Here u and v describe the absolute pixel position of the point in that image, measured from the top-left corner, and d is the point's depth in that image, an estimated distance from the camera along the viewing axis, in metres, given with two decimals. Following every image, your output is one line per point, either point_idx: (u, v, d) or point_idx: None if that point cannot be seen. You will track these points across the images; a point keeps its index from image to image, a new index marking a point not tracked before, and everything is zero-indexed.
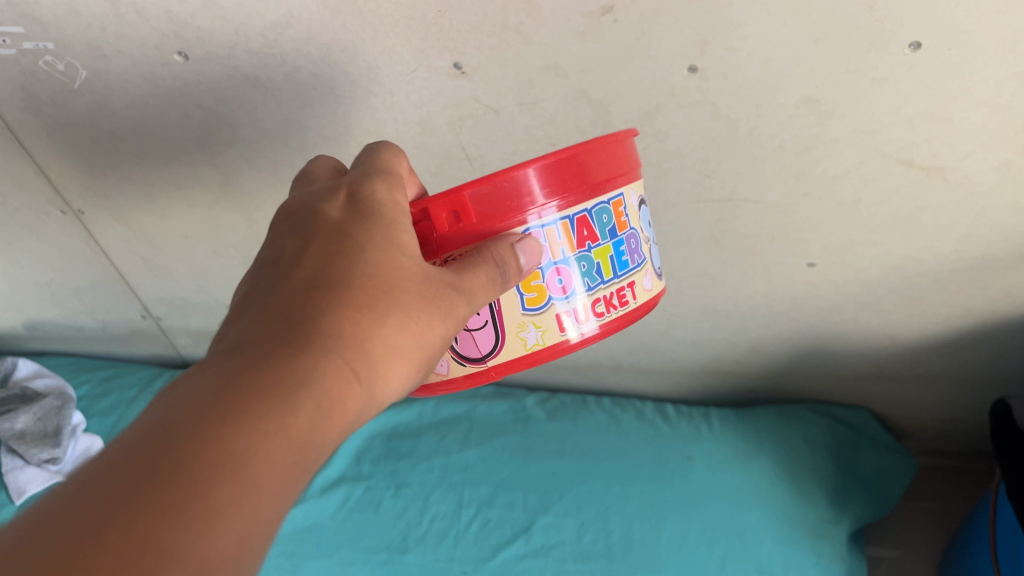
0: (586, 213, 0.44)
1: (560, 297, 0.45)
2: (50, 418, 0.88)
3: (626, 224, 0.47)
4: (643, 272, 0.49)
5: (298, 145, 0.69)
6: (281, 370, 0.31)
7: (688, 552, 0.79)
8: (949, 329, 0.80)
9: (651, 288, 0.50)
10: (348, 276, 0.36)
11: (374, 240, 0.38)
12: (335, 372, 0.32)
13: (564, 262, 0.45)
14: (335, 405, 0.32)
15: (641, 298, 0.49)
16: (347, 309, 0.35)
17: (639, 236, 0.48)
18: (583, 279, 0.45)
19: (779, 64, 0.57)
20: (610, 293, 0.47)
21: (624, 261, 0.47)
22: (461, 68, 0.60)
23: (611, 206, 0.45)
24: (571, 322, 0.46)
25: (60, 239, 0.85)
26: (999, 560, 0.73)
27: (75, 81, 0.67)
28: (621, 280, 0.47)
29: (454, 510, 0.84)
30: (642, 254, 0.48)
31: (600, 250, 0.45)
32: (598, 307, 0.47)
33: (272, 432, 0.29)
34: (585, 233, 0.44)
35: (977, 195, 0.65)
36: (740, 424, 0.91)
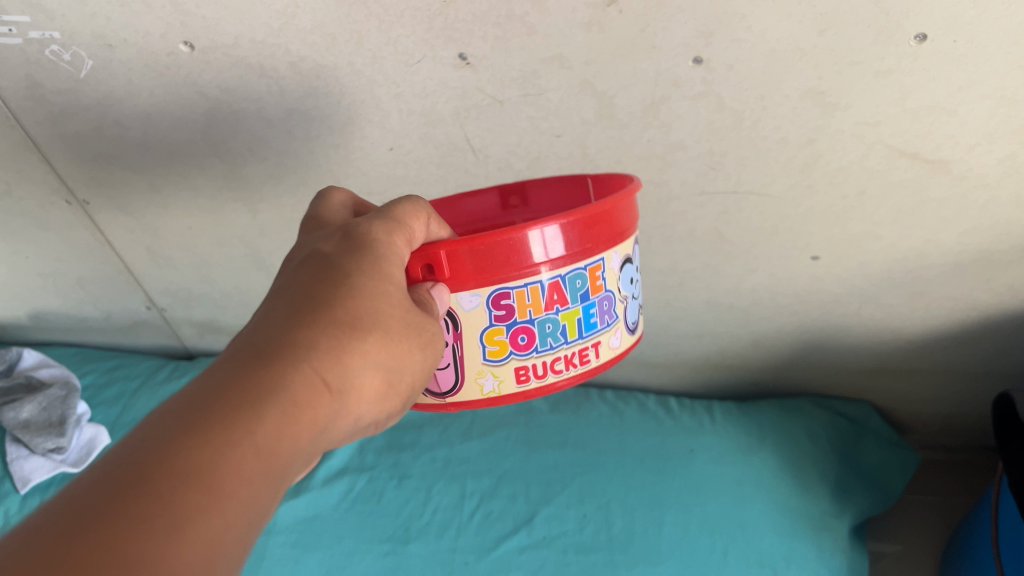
0: (560, 279, 0.45)
1: (519, 352, 0.47)
2: (55, 408, 0.89)
3: (601, 287, 0.48)
4: (611, 331, 0.50)
5: (303, 135, 0.69)
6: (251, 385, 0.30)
7: (689, 543, 0.79)
8: (952, 323, 0.80)
9: (620, 345, 0.51)
10: (324, 295, 0.35)
11: (365, 268, 0.38)
12: (313, 385, 0.32)
13: (529, 321, 0.46)
14: (307, 415, 0.31)
15: (605, 355, 0.50)
16: (322, 324, 0.34)
17: (614, 299, 0.49)
18: (545, 339, 0.47)
19: (784, 55, 0.57)
20: (572, 352, 0.48)
21: (591, 324, 0.48)
22: (466, 58, 0.60)
23: (589, 272, 0.46)
24: (527, 376, 0.48)
25: (64, 229, 0.85)
26: (1002, 554, 0.73)
27: (81, 70, 0.67)
28: (585, 340, 0.49)
29: (456, 501, 0.84)
30: (614, 315, 0.50)
31: (566, 313, 0.47)
32: (558, 364, 0.49)
33: (238, 440, 0.28)
34: (555, 296, 0.46)
35: (981, 188, 0.65)
36: (741, 418, 0.91)
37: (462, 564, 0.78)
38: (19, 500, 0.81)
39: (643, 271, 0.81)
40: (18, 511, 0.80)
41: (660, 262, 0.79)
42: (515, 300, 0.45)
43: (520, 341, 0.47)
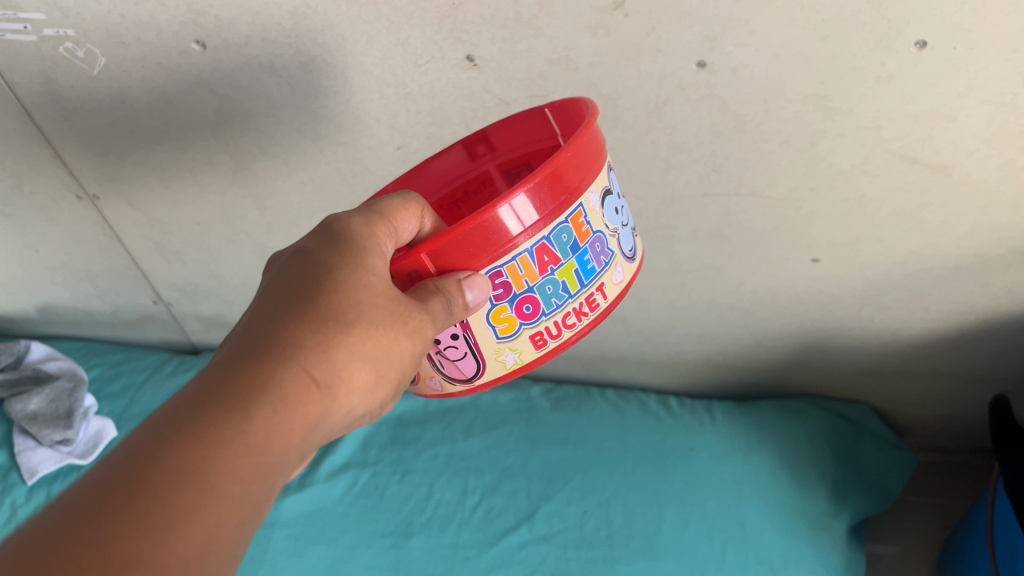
0: (545, 241, 0.43)
1: (528, 321, 0.45)
2: (63, 401, 0.89)
3: (589, 231, 0.45)
4: (611, 269, 0.47)
5: (312, 134, 0.70)
6: (242, 391, 0.34)
7: (689, 540, 0.80)
8: (951, 325, 0.81)
9: (623, 277, 0.48)
10: (316, 292, 0.38)
11: (350, 256, 0.40)
12: (302, 382, 0.35)
13: (530, 290, 0.44)
14: (296, 413, 0.35)
15: (613, 294, 0.48)
16: (311, 325, 0.37)
17: (607, 236, 0.46)
18: (550, 301, 0.45)
19: (786, 60, 0.58)
20: (579, 303, 0.46)
21: (589, 269, 0.45)
22: (474, 59, 0.61)
23: (571, 221, 0.43)
24: (543, 340, 0.47)
25: (74, 223, 0.86)
26: (997, 556, 0.74)
27: (94, 68, 0.68)
28: (589, 288, 0.46)
29: (459, 497, 0.85)
30: (609, 252, 0.47)
31: (561, 270, 0.44)
32: (570, 318, 0.46)
33: (227, 444, 0.32)
34: (547, 258, 0.43)
35: (981, 192, 0.66)
36: (741, 417, 0.92)
37: (464, 559, 0.79)
38: (25, 491, 0.83)
39: (646, 271, 0.81)
40: (24, 502, 0.82)
41: (663, 262, 0.80)
42: (511, 278, 0.43)
43: (526, 311, 0.45)
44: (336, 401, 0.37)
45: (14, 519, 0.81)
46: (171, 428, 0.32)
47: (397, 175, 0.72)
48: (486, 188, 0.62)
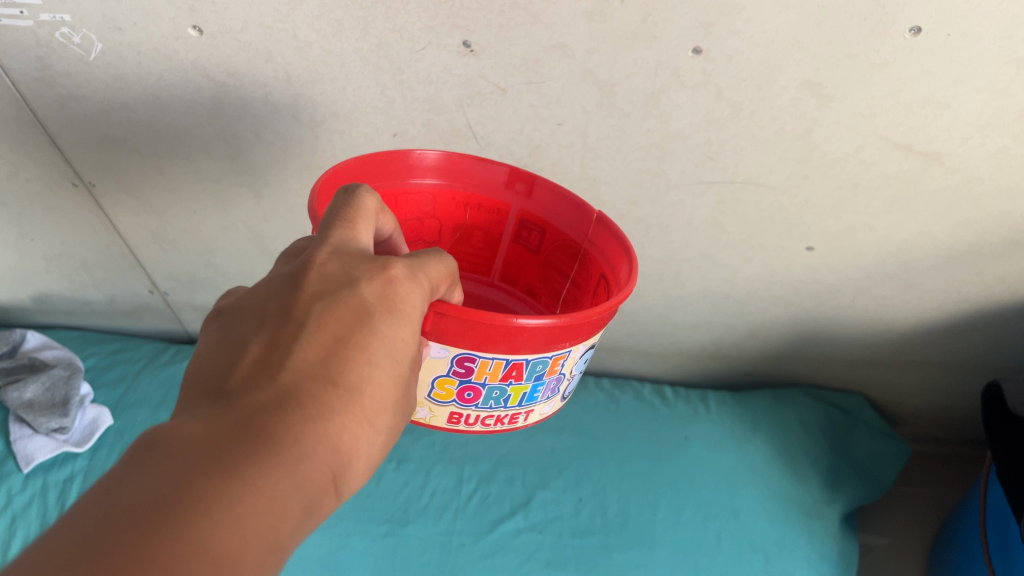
0: (523, 363, 0.45)
1: (460, 402, 0.48)
2: (58, 389, 0.90)
3: (557, 371, 0.48)
4: (542, 405, 0.51)
5: (309, 121, 0.70)
6: (287, 473, 0.29)
7: (684, 527, 0.80)
8: (944, 314, 0.82)
9: (548, 411, 0.53)
10: (365, 364, 0.34)
11: (398, 331, 0.36)
12: (331, 475, 0.31)
13: (478, 384, 0.46)
14: (314, 513, 0.30)
15: (530, 420, 0.52)
16: (354, 414, 0.32)
17: (563, 379, 0.50)
18: (487, 400, 0.48)
19: (781, 47, 0.58)
20: (506, 413, 0.50)
21: (533, 396, 0.49)
22: (470, 46, 0.61)
23: (551, 360, 0.46)
24: (457, 421, 0.50)
25: (70, 211, 0.86)
26: (990, 542, 0.75)
27: (90, 53, 0.68)
28: (521, 407, 0.50)
29: (455, 485, 0.85)
30: (554, 391, 0.50)
31: (515, 385, 0.47)
32: (488, 419, 0.50)
33: (260, 539, 0.27)
34: (513, 373, 0.46)
35: (974, 180, 0.67)
36: (736, 406, 0.93)
37: (460, 546, 0.79)
38: (22, 479, 0.83)
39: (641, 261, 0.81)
40: (19, 490, 0.82)
41: (658, 252, 0.79)
42: (475, 369, 0.45)
43: (465, 395, 0.47)
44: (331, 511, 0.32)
45: (11, 507, 0.81)
46: (208, 500, 0.26)
47: None
48: (496, 214, 0.61)
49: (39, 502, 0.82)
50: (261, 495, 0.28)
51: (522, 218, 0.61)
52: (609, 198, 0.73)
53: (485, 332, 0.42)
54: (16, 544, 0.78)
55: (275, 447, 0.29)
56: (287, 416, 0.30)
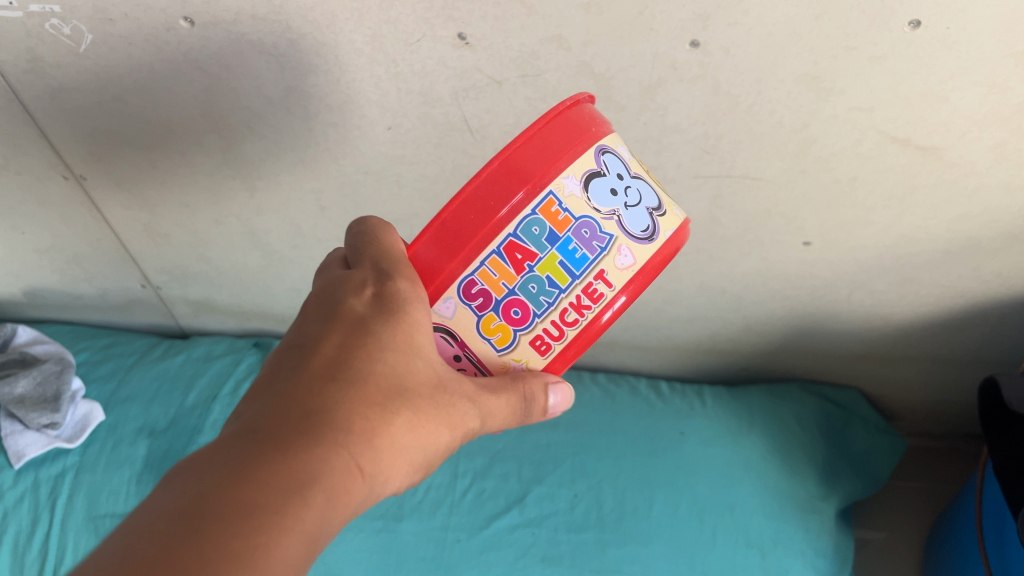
0: (508, 239, 0.40)
1: (521, 327, 0.41)
2: (50, 384, 0.89)
3: (567, 219, 0.40)
4: (613, 250, 0.41)
5: (302, 113, 0.69)
6: (304, 467, 0.32)
7: (680, 522, 0.80)
8: (941, 309, 0.81)
9: (634, 260, 0.42)
10: (366, 372, 0.38)
11: (400, 336, 0.39)
12: (351, 465, 0.34)
13: (513, 293, 0.41)
14: (343, 499, 0.33)
15: (619, 281, 0.42)
16: (360, 403, 0.36)
17: (600, 217, 0.41)
18: (538, 301, 0.41)
19: (779, 40, 0.58)
20: (576, 298, 0.41)
21: (580, 256, 0.41)
22: (465, 38, 0.61)
23: (538, 212, 0.40)
24: (546, 345, 0.42)
25: (61, 204, 0.85)
26: (985, 537, 0.75)
27: (80, 44, 0.67)
28: (583, 278, 0.41)
29: (449, 480, 0.85)
30: (605, 235, 0.41)
31: (539, 264, 0.40)
32: (570, 315, 0.42)
33: (288, 523, 0.30)
34: (516, 255, 0.40)
35: (972, 175, 0.66)
36: (732, 401, 0.92)
37: (454, 542, 0.79)
38: (12, 475, 0.84)
39: None
40: (11, 486, 0.84)
41: None
42: (485, 284, 0.40)
43: (514, 316, 0.41)
44: (369, 491, 0.36)
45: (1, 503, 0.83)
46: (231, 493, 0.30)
47: (388, 155, 0.72)
48: None
49: (30, 498, 0.83)
50: (281, 488, 0.31)
51: None
52: None
53: (445, 234, 0.40)
54: (6, 539, 0.80)
55: (289, 435, 0.33)
56: (297, 417, 0.34)
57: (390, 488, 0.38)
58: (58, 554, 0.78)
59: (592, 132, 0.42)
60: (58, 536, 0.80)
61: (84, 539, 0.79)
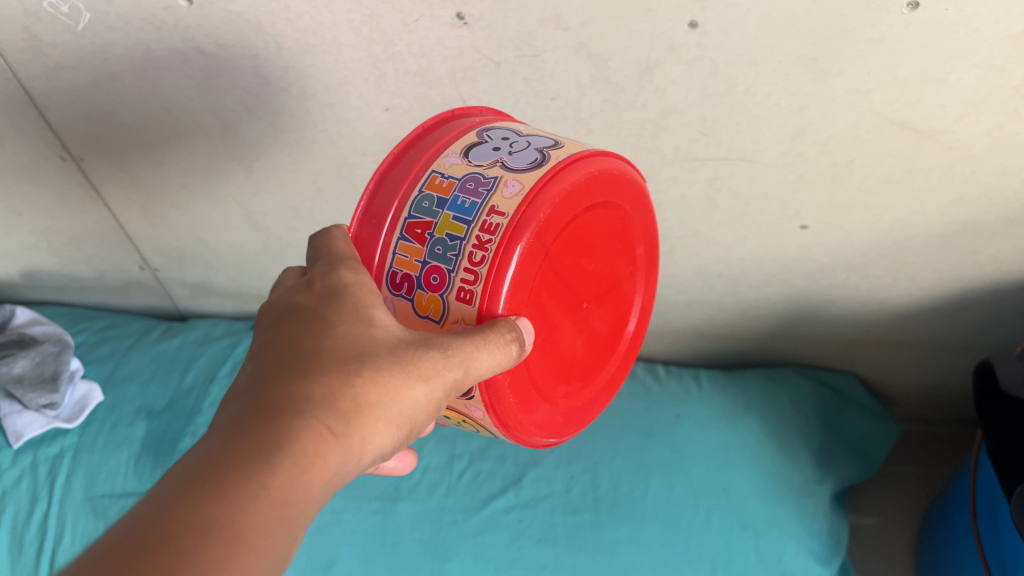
0: (404, 220, 0.41)
1: (443, 292, 0.40)
2: (48, 363, 0.89)
3: (452, 183, 0.40)
4: (499, 186, 0.40)
5: (300, 94, 0.69)
6: (257, 449, 0.32)
7: (675, 505, 0.81)
8: (936, 294, 0.82)
9: (523, 185, 0.39)
10: (319, 348, 0.36)
11: (347, 310, 0.38)
12: (315, 433, 0.33)
13: (425, 260, 0.40)
14: (312, 466, 0.32)
15: (512, 207, 0.39)
16: (316, 376, 0.35)
17: (482, 169, 0.41)
18: (447, 257, 0.39)
19: (778, 21, 0.57)
20: (478, 239, 0.39)
21: (468, 202, 0.39)
22: (463, 18, 0.61)
23: (426, 189, 0.41)
24: (468, 295, 0.39)
25: (58, 185, 0.85)
26: (979, 520, 0.76)
27: (78, 23, 0.67)
28: (477, 220, 0.39)
29: (446, 462, 0.85)
30: (490, 178, 0.40)
31: (438, 227, 0.40)
32: (477, 255, 0.38)
33: (245, 502, 0.30)
34: (416, 231, 0.40)
35: (969, 159, 0.66)
36: (727, 384, 0.92)
37: (451, 523, 0.79)
38: (10, 454, 0.85)
39: None
40: (10, 466, 0.84)
41: None
42: (404, 269, 0.41)
43: (436, 282, 0.40)
44: (350, 455, 0.34)
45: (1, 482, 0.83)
46: (182, 490, 0.30)
47: (385, 137, 0.72)
48: None
49: (29, 477, 0.83)
50: (237, 472, 0.31)
51: None
52: None
53: (360, 248, 0.43)
54: (5, 518, 0.81)
55: (244, 426, 0.33)
56: (251, 407, 0.34)
57: (377, 449, 0.36)
58: (57, 534, 0.79)
59: (472, 124, 0.46)
60: (56, 514, 0.80)
61: (83, 518, 0.79)
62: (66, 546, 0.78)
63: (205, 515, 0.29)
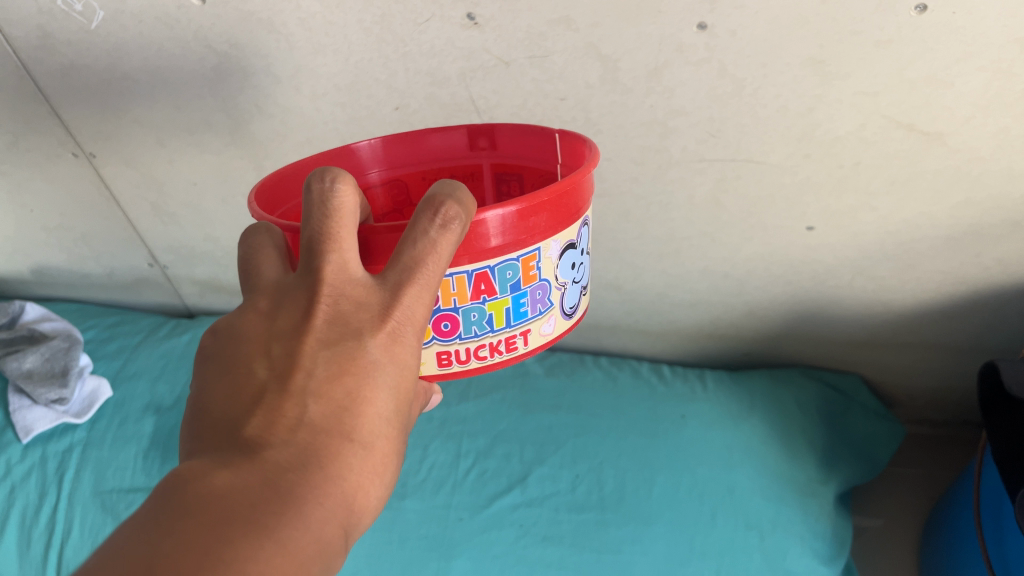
0: (487, 270, 0.40)
1: (440, 337, 0.43)
2: (58, 359, 0.91)
3: (535, 278, 0.42)
4: (543, 319, 0.45)
5: (311, 93, 0.70)
6: (314, 559, 0.28)
7: (680, 503, 0.81)
8: (942, 296, 0.82)
9: (551, 331, 0.46)
10: (376, 435, 0.33)
11: (401, 393, 0.34)
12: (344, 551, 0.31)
13: (453, 310, 0.42)
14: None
15: (533, 341, 0.46)
16: (370, 477, 0.32)
17: (552, 286, 0.44)
18: (469, 327, 0.43)
19: (785, 23, 0.58)
20: (498, 340, 0.44)
21: (522, 313, 0.43)
22: (474, 18, 0.61)
23: (521, 263, 0.41)
24: (448, 361, 0.44)
25: (70, 181, 0.86)
26: (983, 520, 0.76)
27: (92, 21, 0.68)
28: (513, 329, 0.44)
29: (452, 460, 0.86)
30: (548, 302, 0.45)
31: (492, 303, 0.42)
32: (483, 350, 0.44)
33: None
34: (482, 287, 0.41)
35: (975, 161, 0.67)
36: (733, 385, 0.93)
37: (456, 520, 0.80)
38: (21, 449, 0.86)
39: (641, 239, 0.81)
40: (19, 460, 0.85)
41: (657, 230, 0.79)
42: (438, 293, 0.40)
43: (443, 328, 0.42)
44: None
45: (10, 477, 0.84)
46: None
47: None
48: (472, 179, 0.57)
49: (38, 472, 0.84)
50: None
51: (496, 172, 0.56)
52: (611, 174, 0.74)
53: None
54: (13, 514, 0.81)
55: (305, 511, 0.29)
56: (311, 476, 0.30)
57: None
58: (65, 529, 0.79)
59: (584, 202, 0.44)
60: (65, 509, 0.80)
61: (92, 514, 0.79)
62: (74, 540, 0.78)
63: None
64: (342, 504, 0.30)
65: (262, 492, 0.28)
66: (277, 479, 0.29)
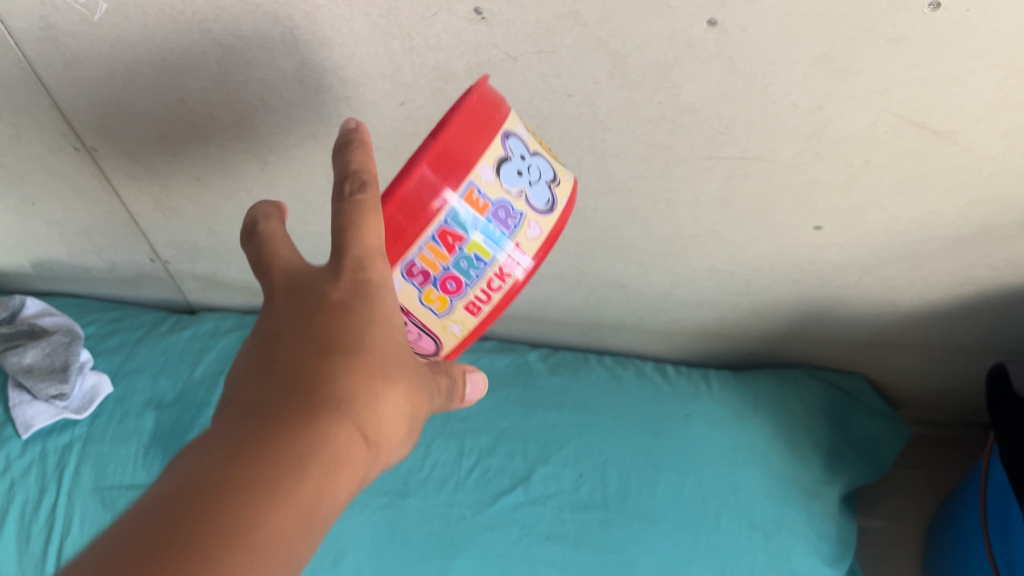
0: (443, 225, 0.44)
1: (454, 296, 0.46)
2: (58, 355, 0.89)
3: (484, 207, 0.44)
4: (524, 226, 0.46)
5: (316, 87, 0.69)
6: (303, 432, 0.34)
7: (684, 504, 0.81)
8: (949, 296, 0.82)
9: (541, 229, 0.47)
10: (357, 338, 0.39)
11: (378, 306, 0.41)
12: (353, 434, 0.37)
13: (448, 269, 0.45)
14: (349, 471, 0.36)
15: (531, 250, 0.47)
16: (361, 370, 0.38)
17: (506, 202, 0.45)
18: (468, 275, 0.45)
19: (798, 20, 0.57)
20: (499, 271, 0.46)
21: (497, 236, 0.45)
22: (482, 13, 0.60)
23: (462, 197, 0.43)
24: (478, 306, 0.47)
25: (72, 175, 0.85)
26: (990, 522, 0.76)
27: (94, 14, 0.67)
28: (504, 254, 0.45)
29: (455, 458, 0.85)
30: (516, 212, 0.45)
31: (468, 246, 0.44)
32: (494, 284, 0.46)
33: (284, 498, 0.32)
34: (449, 239, 0.44)
35: (986, 160, 0.66)
36: (737, 385, 0.92)
37: (459, 520, 0.79)
38: (20, 444, 0.85)
39: (647, 237, 0.80)
40: (19, 455, 0.84)
41: (664, 228, 0.79)
42: (423, 264, 0.45)
43: (450, 287, 0.46)
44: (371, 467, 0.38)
45: (9, 472, 0.83)
46: (234, 463, 0.32)
47: (400, 131, 0.72)
48: None
49: (37, 467, 0.83)
50: (290, 470, 0.33)
51: None
52: (617, 172, 0.73)
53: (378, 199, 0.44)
54: (12, 508, 0.81)
55: (288, 409, 0.35)
56: (289, 387, 0.36)
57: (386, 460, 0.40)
58: (65, 524, 0.79)
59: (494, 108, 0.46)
60: (65, 505, 0.80)
61: (92, 509, 0.80)
62: (74, 536, 0.78)
63: (269, 499, 0.32)
64: (335, 404, 0.36)
65: (249, 410, 0.35)
66: (258, 397, 0.36)
